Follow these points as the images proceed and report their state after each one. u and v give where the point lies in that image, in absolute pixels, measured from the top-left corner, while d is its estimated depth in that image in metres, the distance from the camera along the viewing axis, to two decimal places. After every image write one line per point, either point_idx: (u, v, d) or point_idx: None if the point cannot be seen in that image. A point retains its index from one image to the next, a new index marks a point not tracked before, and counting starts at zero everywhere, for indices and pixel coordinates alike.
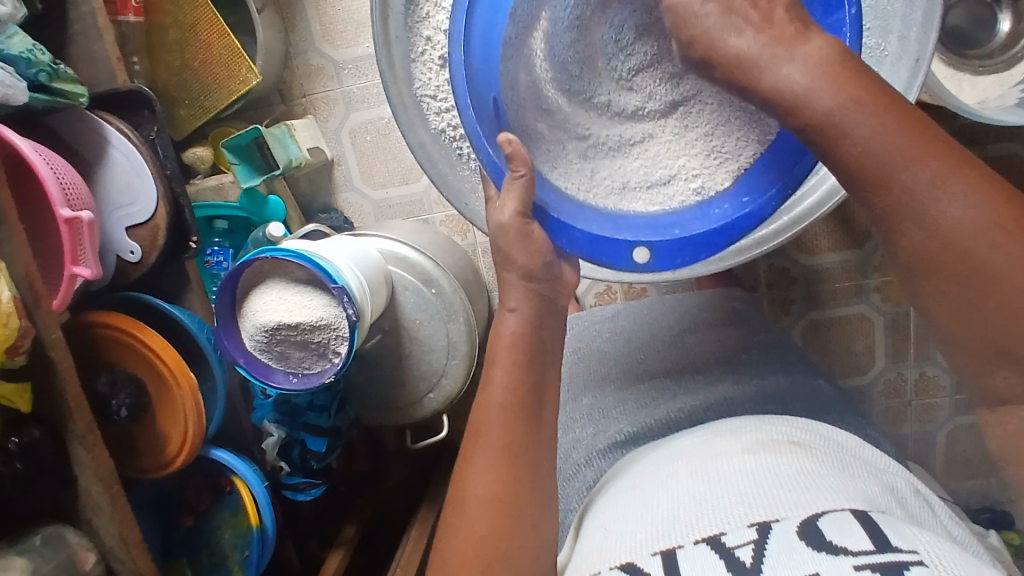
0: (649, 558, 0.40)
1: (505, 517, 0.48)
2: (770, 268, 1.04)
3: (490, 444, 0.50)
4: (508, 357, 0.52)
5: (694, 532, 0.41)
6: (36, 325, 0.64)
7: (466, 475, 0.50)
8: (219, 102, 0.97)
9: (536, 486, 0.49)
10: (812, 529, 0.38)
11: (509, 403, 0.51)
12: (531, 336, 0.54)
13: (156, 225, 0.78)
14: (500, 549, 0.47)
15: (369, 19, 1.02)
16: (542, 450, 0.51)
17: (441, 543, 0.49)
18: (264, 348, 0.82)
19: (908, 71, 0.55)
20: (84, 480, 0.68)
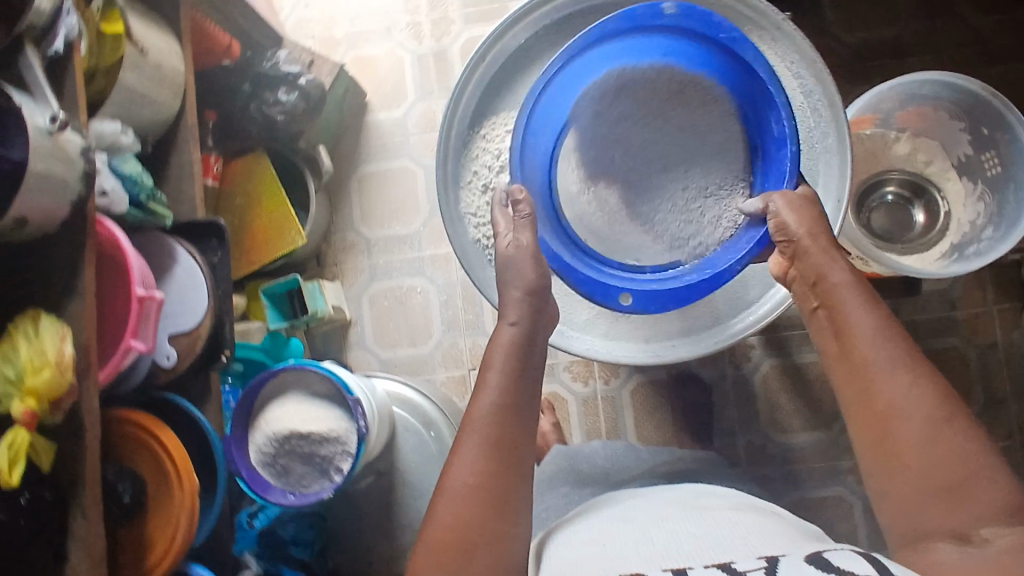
0: (662, 570, 0.48)
1: (487, 505, 0.56)
2: (748, 444, 1.11)
3: (479, 438, 0.59)
4: (499, 362, 0.64)
5: (696, 557, 0.50)
6: (80, 388, 0.69)
7: (452, 465, 0.58)
8: (264, 256, 1.11)
9: (514, 481, 0.58)
10: (816, 558, 0.46)
11: (501, 402, 0.61)
12: (524, 345, 0.65)
13: (197, 334, 0.85)
14: (483, 530, 0.55)
15: (402, 207, 1.23)
16: (524, 449, 0.60)
17: (426, 529, 0.56)
18: (268, 462, 0.84)
19: (835, 192, 0.71)
20: (73, 557, 0.68)
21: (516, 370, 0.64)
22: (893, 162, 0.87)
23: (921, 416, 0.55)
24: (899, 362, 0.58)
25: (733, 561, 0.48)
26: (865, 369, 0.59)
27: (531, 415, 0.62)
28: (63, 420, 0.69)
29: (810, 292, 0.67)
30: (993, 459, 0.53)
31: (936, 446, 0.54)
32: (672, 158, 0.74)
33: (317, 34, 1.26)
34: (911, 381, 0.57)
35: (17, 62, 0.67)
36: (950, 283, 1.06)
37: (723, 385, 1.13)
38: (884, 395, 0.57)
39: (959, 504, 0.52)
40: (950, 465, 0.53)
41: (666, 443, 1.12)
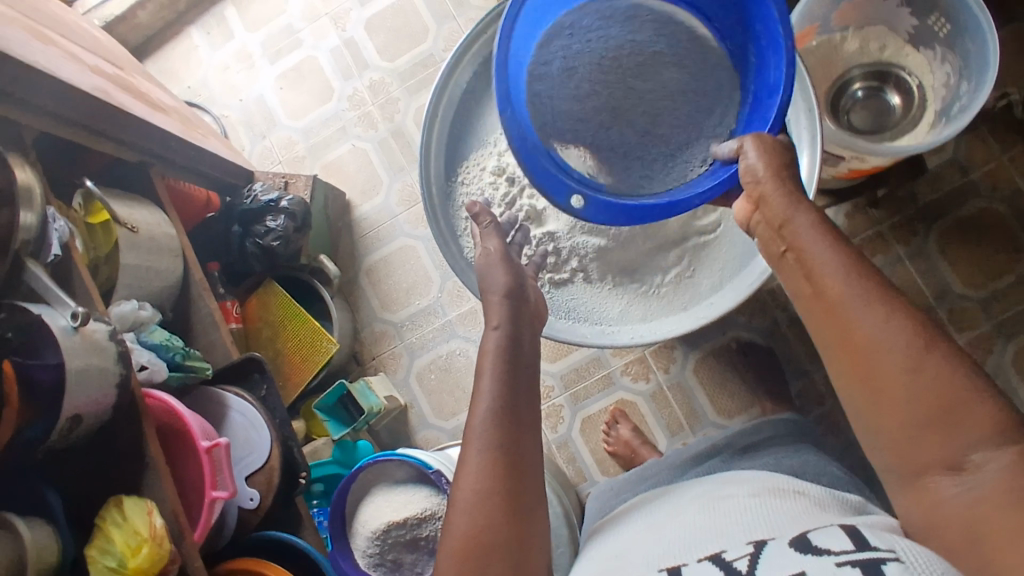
0: (697, 561, 0.46)
1: (510, 509, 0.55)
2: (826, 377, 1.09)
3: (482, 446, 0.57)
4: (490, 370, 0.61)
5: (705, 547, 0.48)
6: (181, 553, 0.70)
7: (461, 473, 0.57)
8: (306, 373, 1.13)
9: (524, 484, 0.56)
10: (799, 542, 0.44)
11: (497, 409, 0.59)
12: (509, 349, 0.63)
13: (271, 466, 0.88)
14: (497, 537, 0.53)
15: (415, 282, 1.25)
16: (528, 453, 0.58)
17: (445, 540, 0.55)
18: (378, 561, 0.85)
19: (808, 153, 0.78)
20: None
21: (505, 372, 0.61)
22: (848, 60, 0.88)
23: (900, 353, 0.50)
24: (870, 296, 0.52)
25: (722, 551, 0.46)
26: (835, 309, 0.53)
27: (536, 417, 0.60)
28: None
29: (776, 237, 0.60)
30: (977, 383, 0.49)
31: (921, 381, 0.49)
32: (648, 97, 0.77)
33: (283, 157, 1.32)
34: (885, 315, 0.51)
35: (26, 278, 0.71)
36: (953, 151, 1.05)
37: (780, 331, 1.11)
38: (861, 334, 0.51)
39: (949, 436, 0.49)
40: (937, 397, 0.49)
41: (747, 406, 1.10)
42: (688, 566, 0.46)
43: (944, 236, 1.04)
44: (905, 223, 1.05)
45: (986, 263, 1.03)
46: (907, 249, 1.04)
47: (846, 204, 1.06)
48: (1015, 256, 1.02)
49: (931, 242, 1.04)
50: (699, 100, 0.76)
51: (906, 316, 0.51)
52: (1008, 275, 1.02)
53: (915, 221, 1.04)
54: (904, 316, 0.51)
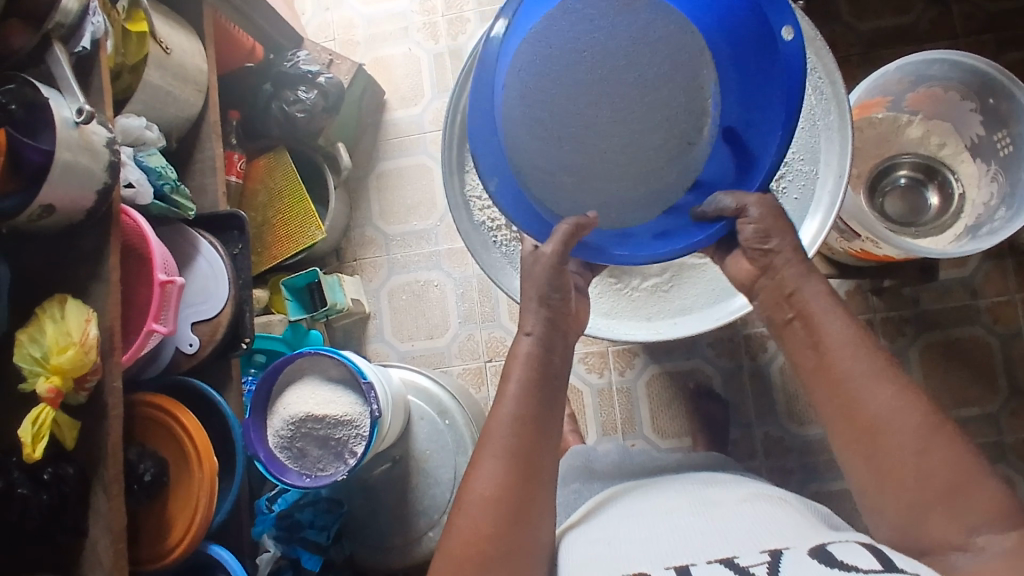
0: (665, 568, 0.48)
1: (508, 518, 0.54)
2: (766, 435, 1.10)
3: (497, 449, 0.56)
4: (517, 372, 0.60)
5: (711, 551, 0.49)
6: (104, 368, 0.72)
7: (472, 476, 0.56)
8: (285, 250, 1.14)
9: (533, 492, 0.56)
10: (821, 552, 0.45)
11: (518, 412, 0.58)
12: (542, 356, 0.61)
13: (218, 321, 0.89)
14: (499, 544, 0.53)
15: (418, 203, 1.25)
16: (545, 453, 0.58)
17: (445, 539, 0.55)
18: (285, 445, 0.87)
19: (833, 186, 0.68)
20: (94, 532, 0.71)
21: (534, 375, 0.60)
22: (905, 145, 0.87)
23: (904, 428, 0.53)
24: (884, 369, 0.56)
25: (734, 556, 0.47)
26: (840, 385, 0.57)
27: (557, 424, 0.59)
28: (89, 400, 0.72)
29: (782, 303, 0.63)
30: (977, 461, 0.52)
31: (926, 457, 0.52)
32: (624, 119, 0.69)
33: (338, 36, 1.30)
34: (891, 391, 0.55)
35: (45, 60, 0.70)
36: (971, 271, 1.04)
37: (739, 377, 1.12)
38: (872, 414, 0.55)
39: (954, 520, 0.51)
40: (944, 477, 0.52)
41: (683, 434, 1.12)
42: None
43: (928, 348, 1.04)
44: (895, 321, 1.04)
45: (957, 386, 1.02)
46: (889, 346, 1.04)
47: (850, 283, 1.06)
48: (987, 391, 1.02)
49: (914, 348, 1.04)
50: (678, 127, 0.69)
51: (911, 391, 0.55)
52: (972, 406, 1.02)
53: (905, 324, 1.04)
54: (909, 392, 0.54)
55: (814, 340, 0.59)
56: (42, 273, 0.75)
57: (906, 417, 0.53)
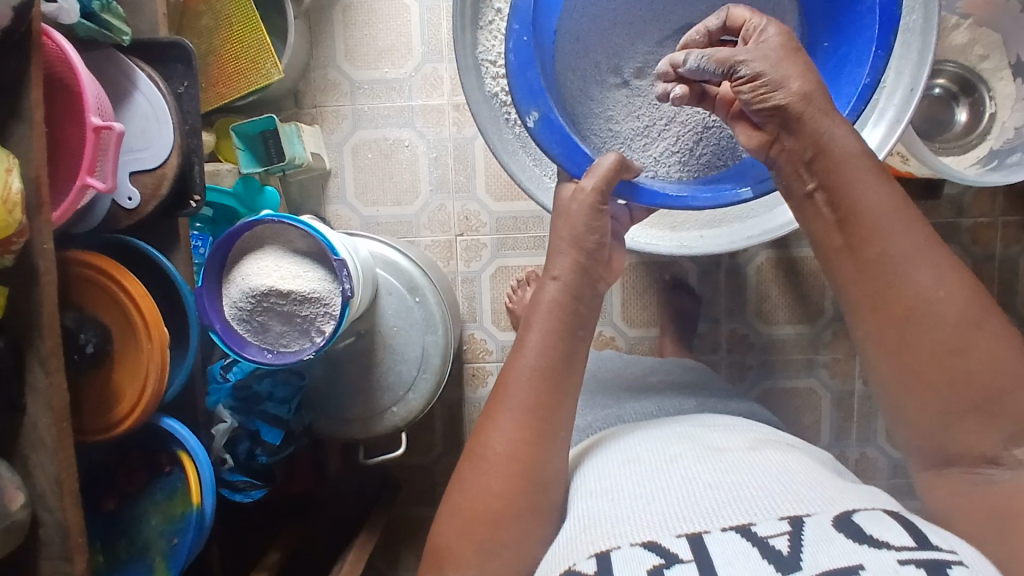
0: (675, 537, 0.43)
1: (519, 477, 0.52)
2: (731, 332, 1.11)
3: (513, 405, 0.54)
4: (542, 323, 0.56)
5: (722, 512, 0.45)
6: (32, 229, 0.61)
7: (487, 430, 0.54)
8: (237, 90, 0.98)
9: (550, 450, 0.54)
10: (848, 525, 0.42)
11: (540, 365, 0.55)
12: (570, 305, 0.57)
13: (163, 173, 0.77)
14: (510, 505, 0.52)
15: (392, 47, 1.09)
16: (563, 410, 0.55)
17: (453, 494, 0.54)
18: (243, 318, 0.79)
19: (902, 98, 0.62)
20: (33, 409, 0.64)
21: (559, 327, 0.56)
22: (947, 53, 0.83)
23: (944, 317, 0.49)
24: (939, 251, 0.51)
25: (753, 523, 0.43)
26: (879, 273, 0.51)
27: (575, 377, 0.56)
28: (16, 263, 0.62)
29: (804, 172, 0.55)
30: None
31: (978, 355, 0.49)
32: None
33: None
34: (930, 274, 0.50)
35: None
36: (964, 190, 1.02)
37: (715, 273, 1.11)
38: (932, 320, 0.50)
39: (977, 424, 0.50)
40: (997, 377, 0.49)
41: (651, 325, 1.11)
42: (621, 549, 0.43)
43: None
44: None
45: None
46: None
47: None
48: None
49: None
50: None
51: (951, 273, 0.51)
52: None
53: None
54: (949, 274, 0.50)
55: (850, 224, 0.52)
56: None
57: (956, 305, 0.50)
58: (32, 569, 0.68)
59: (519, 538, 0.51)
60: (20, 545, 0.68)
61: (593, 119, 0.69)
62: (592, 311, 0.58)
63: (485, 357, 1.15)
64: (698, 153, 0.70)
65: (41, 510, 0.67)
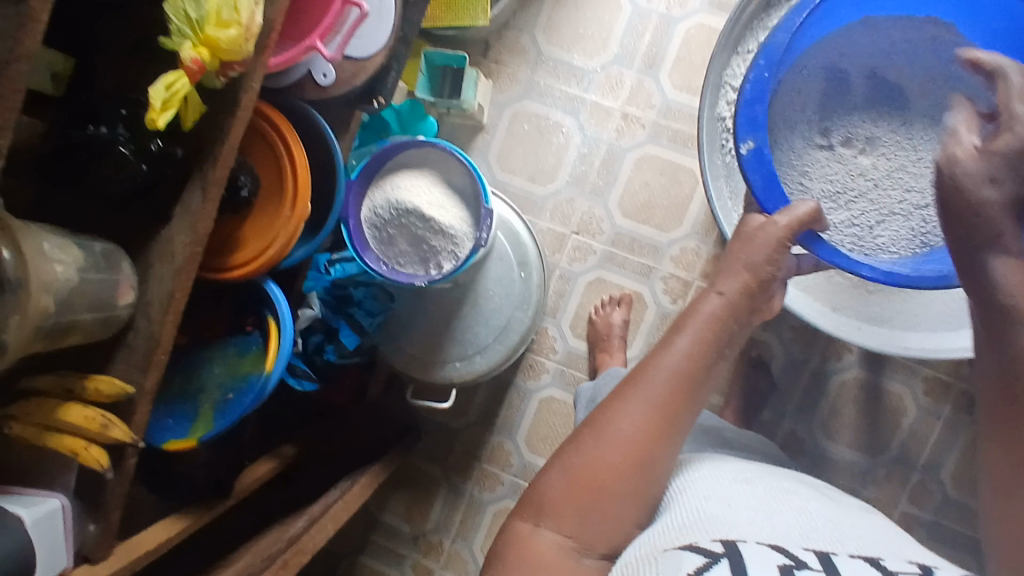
0: (804, 549, 0.47)
1: (637, 459, 0.52)
2: (790, 431, 1.10)
3: (650, 393, 0.54)
4: (695, 329, 0.58)
5: (848, 544, 0.49)
6: (251, 66, 0.64)
7: (615, 407, 0.54)
8: (441, 19, 1.01)
9: (671, 444, 0.54)
10: None
11: (683, 365, 0.55)
12: (722, 322, 0.58)
13: (364, 67, 0.80)
14: (622, 482, 0.52)
15: (590, 38, 1.11)
16: (692, 410, 0.55)
17: (565, 455, 0.54)
18: (376, 225, 0.81)
19: None
20: (177, 224, 0.67)
21: (707, 338, 0.57)
22: None
23: None
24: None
25: (880, 558, 0.47)
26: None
27: (710, 384, 0.57)
28: (222, 90, 0.65)
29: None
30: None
31: None
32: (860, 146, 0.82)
33: None
34: None
35: None
36: None
37: (799, 370, 1.09)
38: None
39: None
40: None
41: (717, 392, 1.11)
42: (750, 544, 0.46)
43: None
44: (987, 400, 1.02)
45: None
46: (949, 416, 1.06)
47: None
48: None
49: None
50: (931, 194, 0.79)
51: None
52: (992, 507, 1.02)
53: None
54: None
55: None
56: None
57: None
58: (106, 365, 0.71)
59: (616, 516, 0.52)
60: (107, 338, 0.71)
61: (790, 168, 0.82)
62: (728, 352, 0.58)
63: (549, 353, 1.16)
64: (875, 233, 0.80)
65: (139, 316, 0.69)
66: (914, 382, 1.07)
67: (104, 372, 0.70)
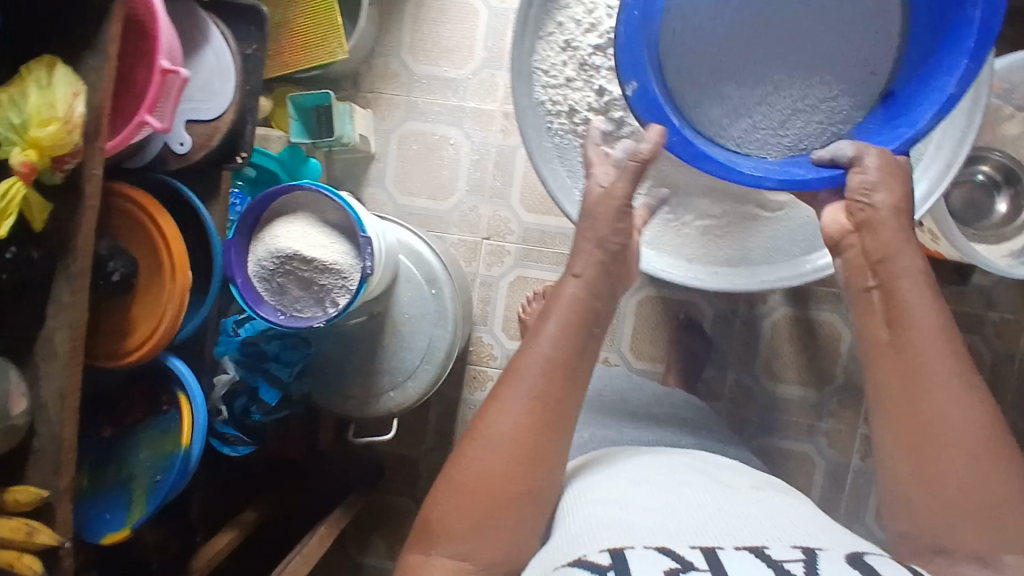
0: (690, 548, 0.43)
1: (520, 462, 0.51)
2: (737, 382, 1.11)
3: (525, 390, 0.53)
4: (561, 313, 0.56)
5: (739, 534, 0.46)
6: (86, 153, 0.64)
7: (489, 412, 0.53)
8: (301, 63, 1.03)
9: (554, 443, 0.53)
10: (862, 562, 0.42)
11: (552, 356, 0.54)
12: (588, 304, 0.56)
13: (217, 127, 0.80)
14: (508, 489, 0.51)
15: (456, 48, 1.12)
16: (570, 404, 0.54)
17: (453, 471, 0.52)
18: (265, 277, 0.82)
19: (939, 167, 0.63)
20: (52, 322, 0.67)
21: (577, 323, 0.55)
22: (997, 142, 0.88)
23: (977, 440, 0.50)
24: (937, 339, 0.52)
25: (766, 546, 0.44)
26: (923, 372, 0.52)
27: (587, 373, 0.55)
28: (64, 182, 0.65)
29: (866, 268, 0.58)
30: (995, 422, 0.51)
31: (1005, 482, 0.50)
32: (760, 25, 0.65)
33: None
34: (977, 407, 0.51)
35: None
36: (994, 283, 1.02)
37: (731, 321, 1.11)
38: (931, 401, 0.51)
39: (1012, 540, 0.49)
40: (987, 483, 0.49)
41: (658, 361, 1.11)
42: (634, 550, 0.43)
43: None
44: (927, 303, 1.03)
45: None
46: None
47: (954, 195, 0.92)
48: None
49: None
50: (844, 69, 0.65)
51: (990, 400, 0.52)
52: None
53: None
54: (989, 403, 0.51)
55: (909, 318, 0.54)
56: (44, 28, 0.67)
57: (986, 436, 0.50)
58: (19, 475, 0.70)
59: (518, 524, 0.51)
60: (13, 450, 0.70)
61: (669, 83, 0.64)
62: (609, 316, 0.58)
63: (489, 361, 1.16)
64: (782, 133, 0.67)
65: (40, 420, 0.69)
66: (842, 307, 1.08)
67: (15, 484, 0.70)
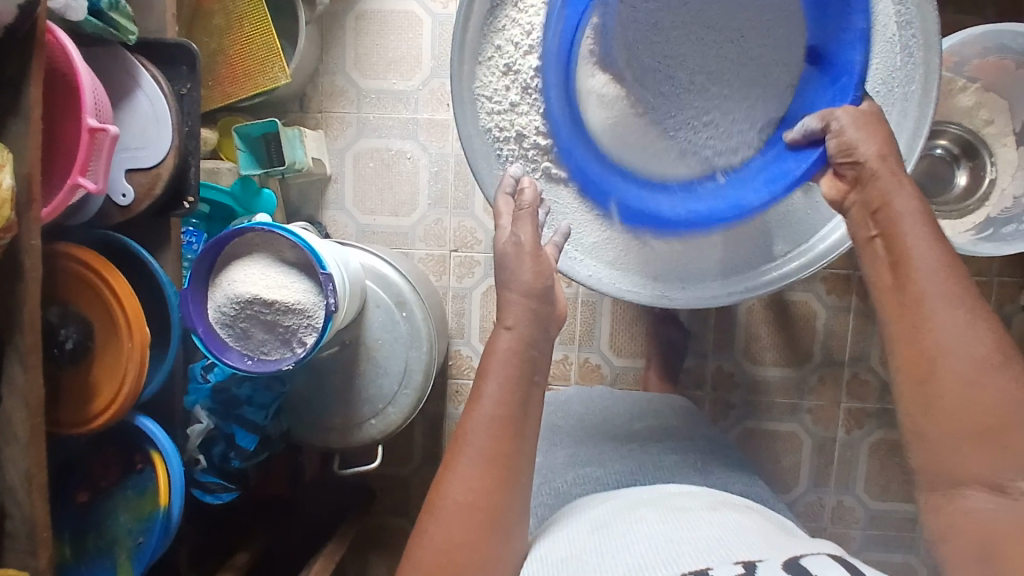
0: None
1: (481, 525, 0.53)
2: (718, 369, 1.11)
3: (473, 454, 0.54)
4: (498, 371, 0.56)
5: (683, 558, 0.48)
6: (20, 224, 0.61)
7: (447, 480, 0.54)
8: (242, 91, 0.99)
9: (510, 497, 0.54)
10: (794, 566, 0.45)
11: (496, 415, 0.55)
12: (522, 356, 0.56)
13: (159, 173, 0.77)
14: (471, 556, 0.52)
15: (402, 59, 1.09)
16: (523, 459, 0.55)
17: (417, 549, 0.53)
18: (226, 323, 0.79)
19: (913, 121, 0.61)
20: (8, 403, 0.64)
21: (515, 375, 0.56)
22: (954, 115, 0.88)
23: (970, 369, 0.50)
24: (936, 274, 0.52)
25: (709, 567, 0.46)
26: (911, 304, 0.53)
27: (532, 426, 0.56)
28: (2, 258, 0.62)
29: (867, 218, 0.58)
30: (998, 346, 0.50)
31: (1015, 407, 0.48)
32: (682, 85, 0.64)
33: None
34: (954, 332, 0.51)
35: None
36: None
37: (705, 309, 1.10)
38: (930, 332, 0.51)
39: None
40: (991, 403, 0.49)
41: (637, 355, 1.11)
42: None
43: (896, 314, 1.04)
44: None
45: None
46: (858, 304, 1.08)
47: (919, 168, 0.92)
48: None
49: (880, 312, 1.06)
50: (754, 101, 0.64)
51: (987, 328, 0.51)
52: None
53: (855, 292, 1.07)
54: (983, 330, 0.51)
55: (904, 261, 0.54)
56: None
57: (984, 357, 0.50)
58: None
59: None
60: None
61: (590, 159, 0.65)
62: (548, 350, 0.59)
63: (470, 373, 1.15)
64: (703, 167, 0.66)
65: (7, 502, 0.67)
66: (815, 284, 1.08)
67: None
